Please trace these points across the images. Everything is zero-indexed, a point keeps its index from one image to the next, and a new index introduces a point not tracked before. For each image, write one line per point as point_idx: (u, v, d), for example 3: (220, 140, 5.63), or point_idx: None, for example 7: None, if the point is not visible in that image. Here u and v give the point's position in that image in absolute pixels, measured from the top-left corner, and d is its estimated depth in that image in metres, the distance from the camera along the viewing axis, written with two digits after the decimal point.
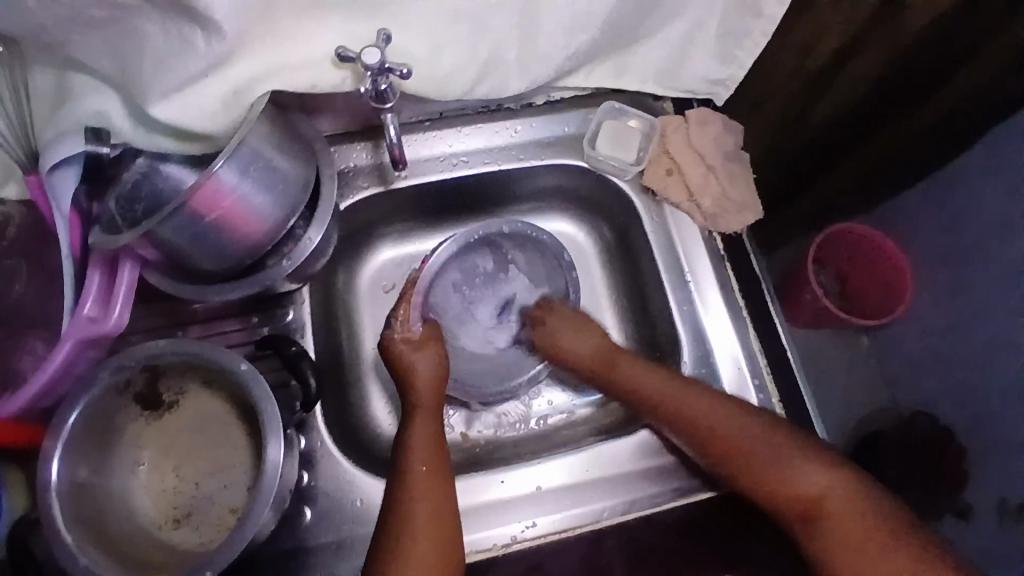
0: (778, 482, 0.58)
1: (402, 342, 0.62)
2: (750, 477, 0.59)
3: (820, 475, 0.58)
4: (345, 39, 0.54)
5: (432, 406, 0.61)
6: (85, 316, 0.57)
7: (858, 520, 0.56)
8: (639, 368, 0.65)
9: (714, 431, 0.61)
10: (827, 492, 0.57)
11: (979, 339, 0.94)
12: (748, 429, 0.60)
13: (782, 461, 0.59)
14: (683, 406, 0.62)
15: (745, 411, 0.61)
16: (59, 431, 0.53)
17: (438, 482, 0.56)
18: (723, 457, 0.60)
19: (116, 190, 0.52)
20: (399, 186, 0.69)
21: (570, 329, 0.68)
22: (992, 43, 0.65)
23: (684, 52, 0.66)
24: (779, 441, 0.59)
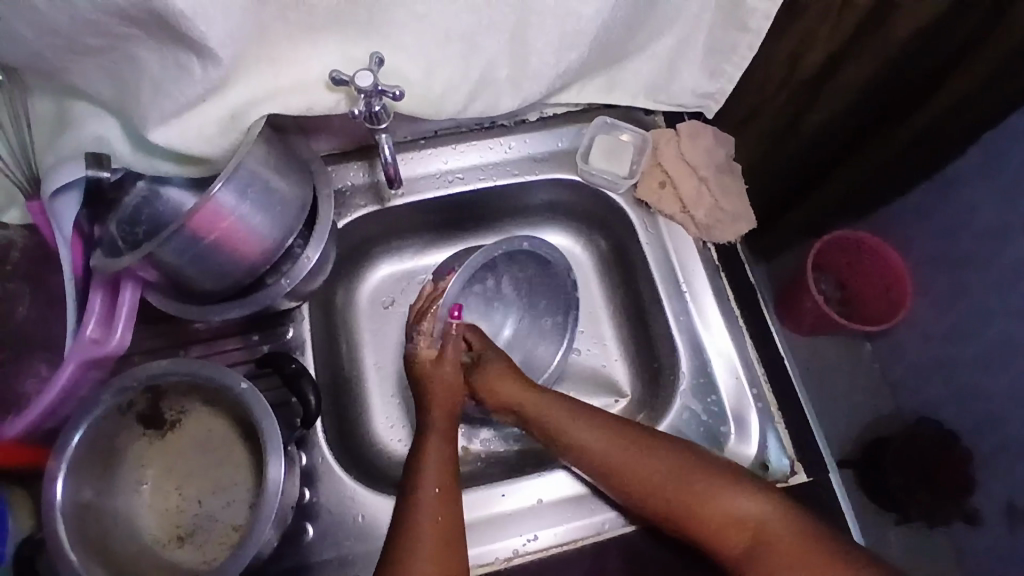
0: (706, 514, 0.57)
1: (427, 355, 0.65)
2: (677, 517, 0.58)
3: (748, 506, 0.57)
4: (338, 62, 0.55)
5: (447, 425, 0.62)
6: (88, 337, 0.58)
7: (801, 548, 0.54)
8: (559, 409, 0.62)
9: (636, 472, 0.59)
10: (762, 518, 0.56)
11: (980, 343, 0.95)
12: (664, 463, 0.59)
13: (709, 493, 0.58)
14: (587, 446, 0.61)
15: (668, 449, 0.60)
16: (63, 451, 0.53)
17: (449, 503, 0.56)
18: (643, 498, 0.59)
19: (117, 215, 0.54)
20: (395, 204, 0.70)
21: (508, 376, 0.64)
22: (980, 48, 0.65)
23: (672, 66, 0.67)
24: (702, 478, 0.58)
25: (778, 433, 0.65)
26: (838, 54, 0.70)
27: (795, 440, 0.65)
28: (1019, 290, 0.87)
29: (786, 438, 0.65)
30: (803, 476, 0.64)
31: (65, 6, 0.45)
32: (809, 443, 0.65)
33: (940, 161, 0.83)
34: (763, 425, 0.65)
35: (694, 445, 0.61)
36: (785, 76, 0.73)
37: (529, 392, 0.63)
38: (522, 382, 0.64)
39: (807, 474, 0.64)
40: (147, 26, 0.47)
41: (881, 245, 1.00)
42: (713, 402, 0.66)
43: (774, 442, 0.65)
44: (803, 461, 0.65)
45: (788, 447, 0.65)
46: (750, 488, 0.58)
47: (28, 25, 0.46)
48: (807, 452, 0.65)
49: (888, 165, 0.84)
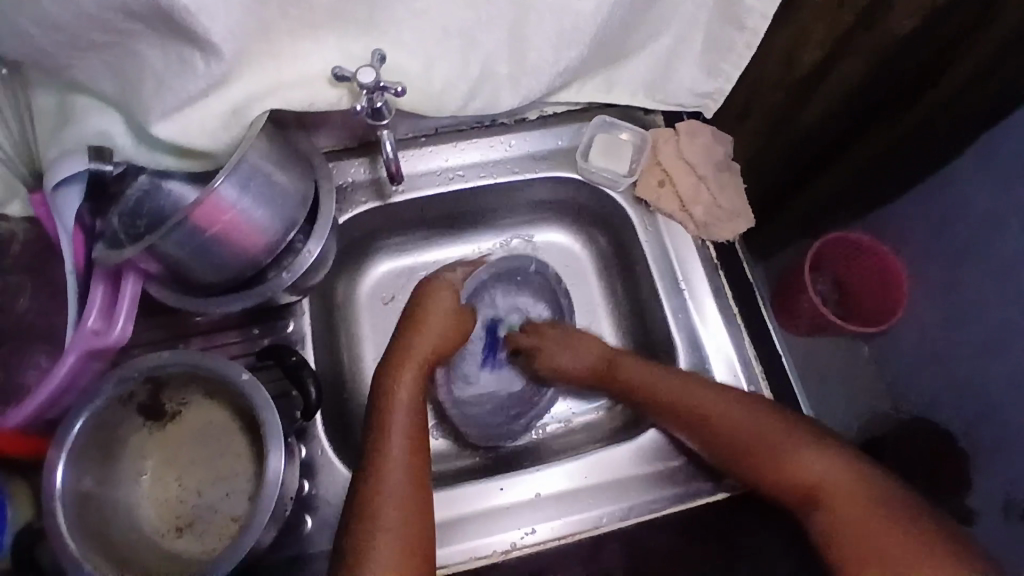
0: (781, 462, 0.58)
1: (451, 299, 0.66)
2: (758, 464, 0.59)
3: (828, 464, 0.56)
4: (340, 58, 0.55)
5: (417, 382, 0.61)
6: (88, 329, 0.58)
7: (864, 502, 0.54)
8: (642, 368, 0.66)
9: (722, 418, 0.61)
10: (824, 479, 0.56)
11: (975, 342, 0.96)
12: (734, 408, 0.61)
13: (793, 445, 0.58)
14: (657, 390, 0.64)
15: (740, 399, 0.62)
16: (63, 441, 0.54)
17: (417, 458, 0.57)
18: (723, 439, 0.61)
19: (119, 206, 0.53)
20: (396, 200, 0.70)
21: (569, 351, 0.69)
22: (976, 36, 0.66)
23: (671, 66, 0.67)
24: (778, 425, 0.59)
25: None
26: (831, 52, 0.70)
27: None
28: (1014, 290, 0.88)
29: None
30: None
31: (68, 0, 0.45)
32: None
33: (936, 148, 0.85)
34: None
35: (780, 406, 0.62)
36: (781, 77, 0.74)
37: (603, 354, 0.69)
38: (592, 355, 0.69)
39: None
40: (147, 20, 0.47)
41: (875, 244, 1.01)
42: None
43: None
44: None
45: None
46: (822, 448, 0.57)
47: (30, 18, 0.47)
48: None
49: (883, 158, 0.86)
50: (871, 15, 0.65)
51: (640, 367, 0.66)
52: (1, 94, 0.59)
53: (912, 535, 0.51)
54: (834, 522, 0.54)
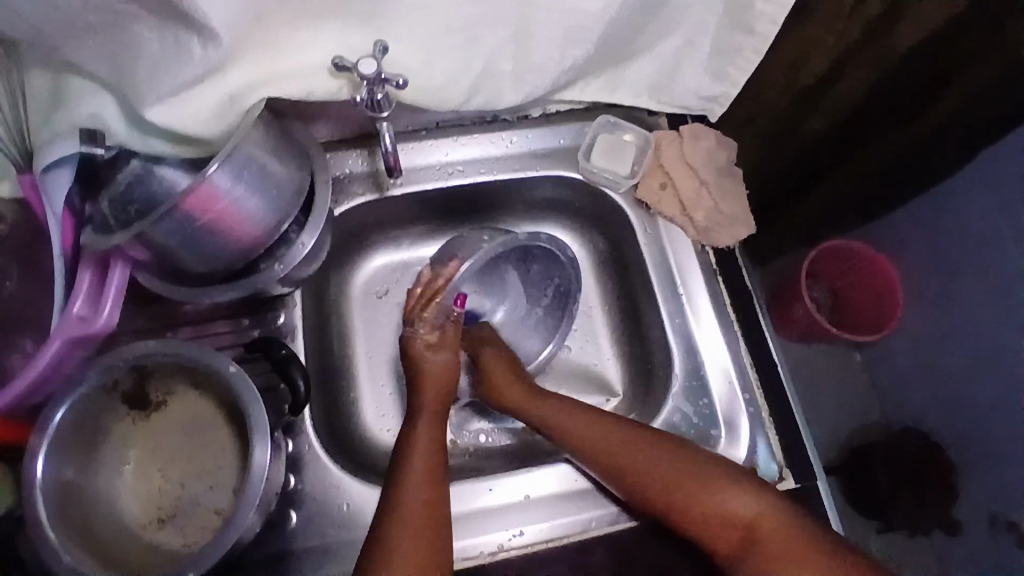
0: (704, 507, 0.58)
1: (422, 343, 0.63)
2: (680, 516, 0.59)
3: (756, 503, 0.57)
4: (341, 47, 0.54)
5: (438, 408, 0.62)
6: (75, 315, 0.57)
7: (788, 538, 0.55)
8: (564, 407, 0.65)
9: (646, 475, 0.60)
10: (757, 515, 0.57)
11: (967, 356, 0.96)
12: (654, 457, 0.60)
13: (711, 488, 0.58)
14: (605, 440, 0.62)
15: (654, 443, 0.61)
16: (45, 429, 0.53)
17: (435, 482, 0.57)
18: (646, 492, 0.60)
19: (110, 191, 0.52)
20: (394, 194, 0.69)
21: (504, 363, 0.67)
22: (988, 53, 0.64)
23: (677, 68, 0.66)
24: (712, 470, 0.59)
25: (767, 439, 0.65)
26: (840, 61, 0.69)
27: (782, 446, 0.65)
28: (1009, 306, 0.88)
29: (774, 444, 0.65)
30: (790, 481, 0.65)
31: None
32: (796, 448, 0.65)
33: (938, 169, 0.84)
34: (752, 431, 0.65)
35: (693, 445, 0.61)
36: (787, 84, 0.73)
37: (524, 390, 0.66)
38: (519, 379, 0.66)
39: (794, 479, 0.65)
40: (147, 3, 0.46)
41: (867, 248, 1.00)
42: (704, 406, 0.66)
43: (762, 449, 0.65)
44: (790, 467, 0.65)
45: (777, 452, 0.65)
46: (753, 486, 0.58)
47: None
48: (795, 458, 0.65)
49: (883, 174, 0.85)
50: (880, 25, 0.64)
51: (548, 402, 0.65)
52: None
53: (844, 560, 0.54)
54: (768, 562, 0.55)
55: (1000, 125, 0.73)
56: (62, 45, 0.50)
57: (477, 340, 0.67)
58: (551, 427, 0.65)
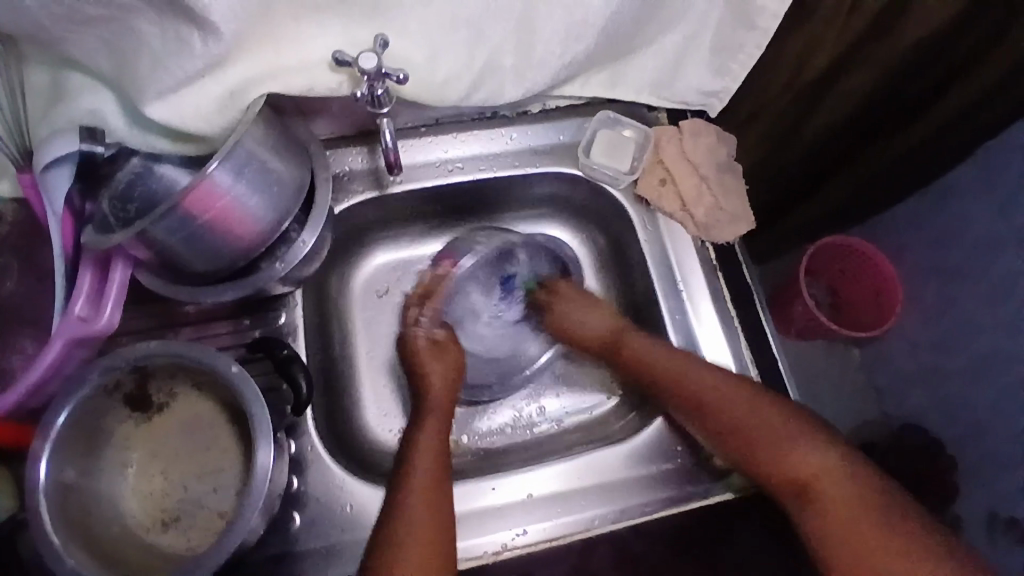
0: (777, 458, 0.60)
1: (425, 342, 0.66)
2: (750, 454, 0.61)
3: (823, 458, 0.59)
4: (343, 44, 0.54)
5: (443, 414, 0.63)
6: (76, 316, 0.56)
7: (845, 499, 0.57)
8: (649, 344, 0.66)
9: (730, 419, 0.62)
10: (821, 471, 0.59)
11: (967, 351, 0.96)
12: (740, 402, 0.62)
13: (786, 440, 0.60)
14: (683, 380, 0.64)
15: (745, 389, 0.63)
16: (47, 431, 0.52)
17: (439, 483, 0.57)
18: (727, 434, 0.62)
19: (110, 189, 0.51)
20: (394, 191, 0.69)
21: (586, 307, 0.71)
22: (991, 54, 0.65)
23: (678, 63, 0.66)
24: (788, 424, 0.61)
25: None
26: (846, 56, 0.69)
27: None
28: (1009, 301, 0.88)
29: None
30: None
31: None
32: None
33: (938, 168, 0.84)
34: None
35: (779, 398, 0.63)
36: (789, 81, 0.73)
37: (615, 323, 0.69)
38: (606, 321, 0.70)
39: None
40: None
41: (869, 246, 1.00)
42: None
43: None
44: None
45: None
46: (823, 445, 0.60)
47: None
48: None
49: (886, 173, 0.86)
50: (885, 21, 0.64)
51: (646, 338, 0.67)
52: None
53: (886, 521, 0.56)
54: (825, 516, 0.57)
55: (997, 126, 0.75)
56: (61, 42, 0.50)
57: (551, 296, 0.72)
58: (633, 360, 0.67)
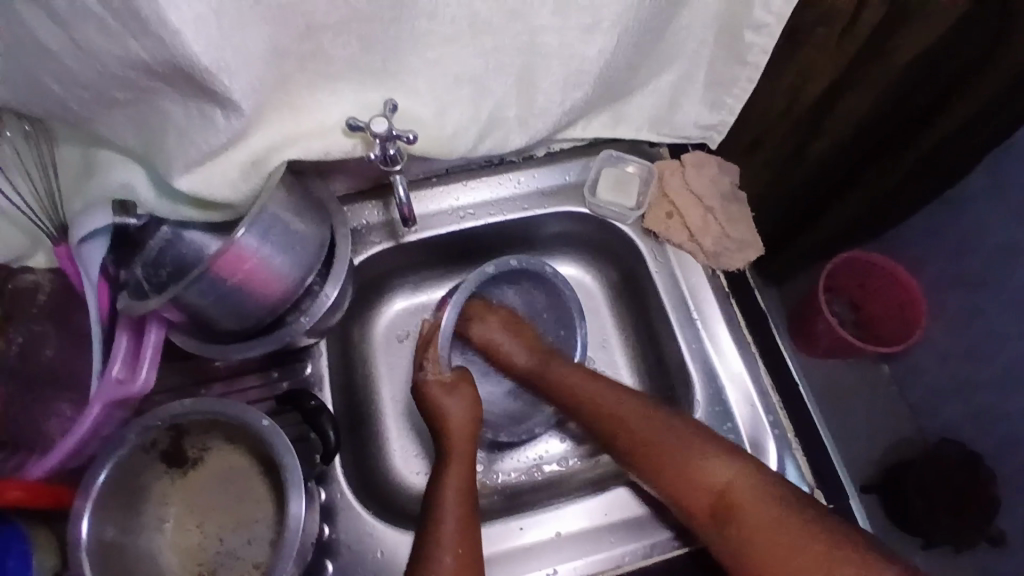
0: (685, 475, 0.57)
1: (435, 383, 0.65)
2: (660, 469, 0.59)
3: (731, 470, 0.57)
4: (355, 110, 0.57)
5: (466, 455, 0.62)
6: (114, 377, 0.59)
7: (761, 505, 0.54)
8: (566, 369, 0.66)
9: (628, 419, 0.62)
10: (730, 481, 0.56)
11: (997, 361, 0.94)
12: (654, 426, 0.60)
13: (693, 453, 0.58)
14: (602, 402, 0.63)
15: (643, 404, 0.62)
16: (89, 490, 0.54)
17: (467, 530, 0.57)
18: (617, 431, 0.62)
19: (142, 258, 0.55)
20: (410, 240, 0.72)
21: (510, 334, 0.70)
22: (980, 74, 0.67)
23: (675, 100, 0.69)
24: (699, 435, 0.59)
25: (796, 460, 0.65)
26: (838, 81, 0.71)
27: (813, 467, 0.65)
28: None
29: (804, 465, 0.65)
30: (823, 502, 0.64)
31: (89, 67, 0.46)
32: (826, 468, 0.65)
33: (950, 180, 0.85)
34: (781, 453, 0.65)
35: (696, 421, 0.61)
36: (784, 110, 0.75)
37: (533, 355, 0.69)
38: (527, 351, 0.69)
39: (827, 500, 0.64)
40: (173, 80, 0.48)
41: (867, 254, 1.01)
42: (730, 430, 0.66)
43: (793, 470, 0.65)
44: (823, 488, 0.64)
45: (807, 474, 0.65)
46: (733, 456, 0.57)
47: (52, 81, 0.48)
48: (826, 480, 0.64)
49: (897, 189, 0.86)
50: (875, 43, 0.66)
51: (564, 366, 0.66)
52: (22, 147, 0.59)
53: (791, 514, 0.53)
54: (740, 529, 0.54)
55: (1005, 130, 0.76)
56: (87, 127, 0.53)
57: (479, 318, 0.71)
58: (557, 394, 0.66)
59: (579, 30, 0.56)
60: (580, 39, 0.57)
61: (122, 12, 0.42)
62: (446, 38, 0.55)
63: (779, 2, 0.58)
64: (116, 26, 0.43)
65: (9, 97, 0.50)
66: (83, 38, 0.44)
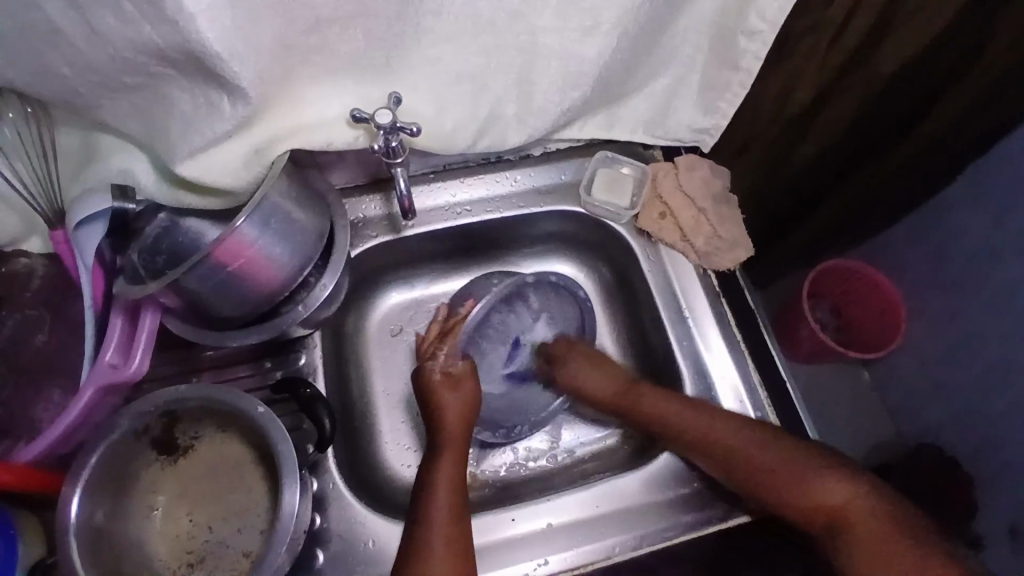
0: (799, 493, 0.60)
1: (442, 376, 0.64)
2: (763, 486, 0.62)
3: (844, 485, 0.60)
4: (358, 102, 0.58)
5: (460, 447, 0.62)
6: (107, 363, 0.59)
7: (880, 526, 0.58)
8: (661, 399, 0.66)
9: (722, 436, 0.63)
10: (849, 498, 0.59)
11: (975, 367, 0.97)
12: (759, 443, 0.63)
13: (804, 471, 0.61)
14: (706, 431, 0.63)
15: (741, 425, 0.64)
16: (77, 476, 0.54)
17: (458, 521, 0.58)
18: (710, 448, 0.63)
19: (139, 244, 0.55)
20: (407, 234, 0.72)
21: (589, 369, 0.70)
22: (965, 79, 0.70)
23: (670, 104, 0.71)
24: (804, 454, 0.62)
25: None
26: (826, 89, 0.73)
27: None
28: (1012, 315, 0.90)
29: None
30: None
31: (93, 52, 0.46)
32: None
33: (935, 181, 0.88)
34: None
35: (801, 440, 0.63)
36: (775, 113, 0.77)
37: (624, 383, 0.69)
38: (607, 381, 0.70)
39: None
40: (181, 66, 0.48)
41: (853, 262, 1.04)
42: None
43: None
44: None
45: None
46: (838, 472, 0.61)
47: (57, 65, 0.48)
48: None
49: (882, 191, 0.89)
50: (863, 52, 0.67)
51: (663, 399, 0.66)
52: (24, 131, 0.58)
53: (905, 538, 0.57)
54: (858, 546, 0.58)
55: (991, 133, 0.78)
56: (86, 111, 0.53)
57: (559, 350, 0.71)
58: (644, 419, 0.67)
59: (579, 31, 0.58)
60: (579, 40, 0.59)
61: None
62: (449, 34, 0.56)
63: (772, 10, 0.60)
64: (127, 11, 0.44)
65: (13, 79, 0.50)
66: (89, 21, 0.44)
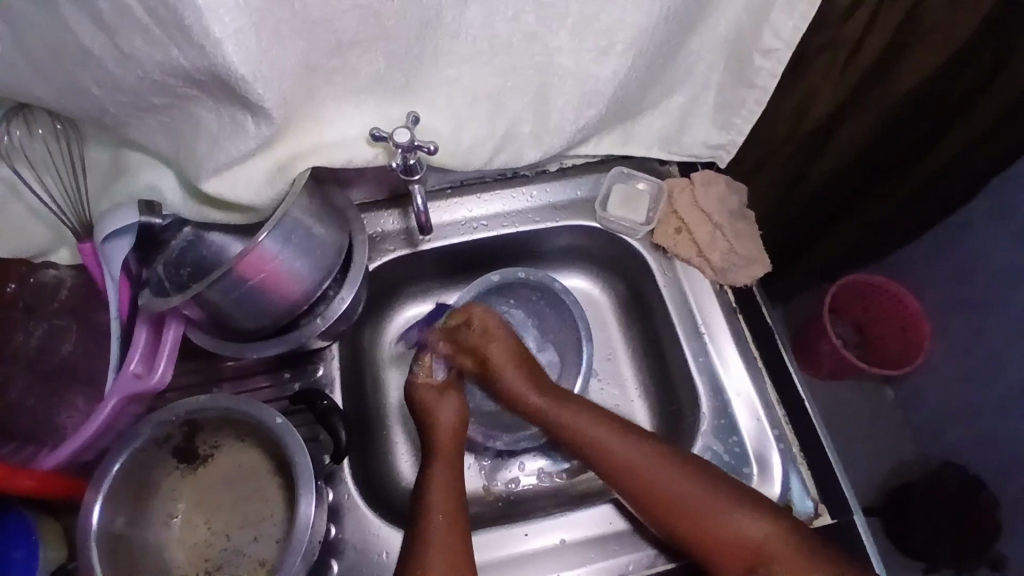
0: (716, 530, 0.58)
1: (426, 386, 0.65)
2: (676, 521, 0.59)
3: (765, 525, 0.58)
4: (377, 120, 0.60)
5: (453, 456, 0.63)
6: (131, 372, 0.60)
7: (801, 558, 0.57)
8: (579, 414, 0.63)
9: (646, 474, 0.60)
10: (762, 537, 0.58)
11: (999, 387, 0.95)
12: (633, 456, 0.61)
13: (728, 511, 0.58)
14: (618, 456, 0.61)
15: (619, 436, 0.62)
16: (100, 483, 0.55)
17: (454, 534, 0.57)
18: (625, 477, 0.61)
19: (166, 256, 0.57)
20: (425, 248, 0.73)
21: (513, 361, 0.65)
22: (986, 94, 0.69)
23: (686, 121, 0.71)
24: (731, 490, 0.59)
25: (799, 476, 0.66)
26: (841, 107, 0.72)
27: (816, 482, 0.65)
28: None
29: (808, 479, 0.66)
30: (826, 517, 0.64)
31: (122, 74, 0.48)
32: (830, 484, 0.65)
33: (956, 203, 0.87)
34: (785, 468, 0.66)
35: (711, 469, 0.60)
36: (792, 129, 0.76)
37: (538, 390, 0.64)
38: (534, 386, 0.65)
39: (830, 515, 0.64)
40: (207, 87, 0.50)
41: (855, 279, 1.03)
42: (734, 444, 0.67)
43: (797, 484, 0.65)
44: (826, 503, 0.65)
45: (811, 488, 0.65)
46: (767, 514, 0.58)
47: (92, 85, 0.50)
48: (830, 495, 0.65)
49: (902, 208, 0.87)
50: (880, 69, 0.67)
51: (573, 409, 0.63)
52: (53, 147, 0.60)
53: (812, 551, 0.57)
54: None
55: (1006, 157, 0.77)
56: (113, 129, 0.55)
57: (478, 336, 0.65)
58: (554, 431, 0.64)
59: (594, 51, 0.59)
60: (595, 60, 0.59)
61: (164, 22, 0.44)
62: (465, 56, 0.57)
63: (788, 28, 0.60)
64: (157, 34, 0.45)
65: (49, 99, 0.52)
66: (123, 44, 0.46)
